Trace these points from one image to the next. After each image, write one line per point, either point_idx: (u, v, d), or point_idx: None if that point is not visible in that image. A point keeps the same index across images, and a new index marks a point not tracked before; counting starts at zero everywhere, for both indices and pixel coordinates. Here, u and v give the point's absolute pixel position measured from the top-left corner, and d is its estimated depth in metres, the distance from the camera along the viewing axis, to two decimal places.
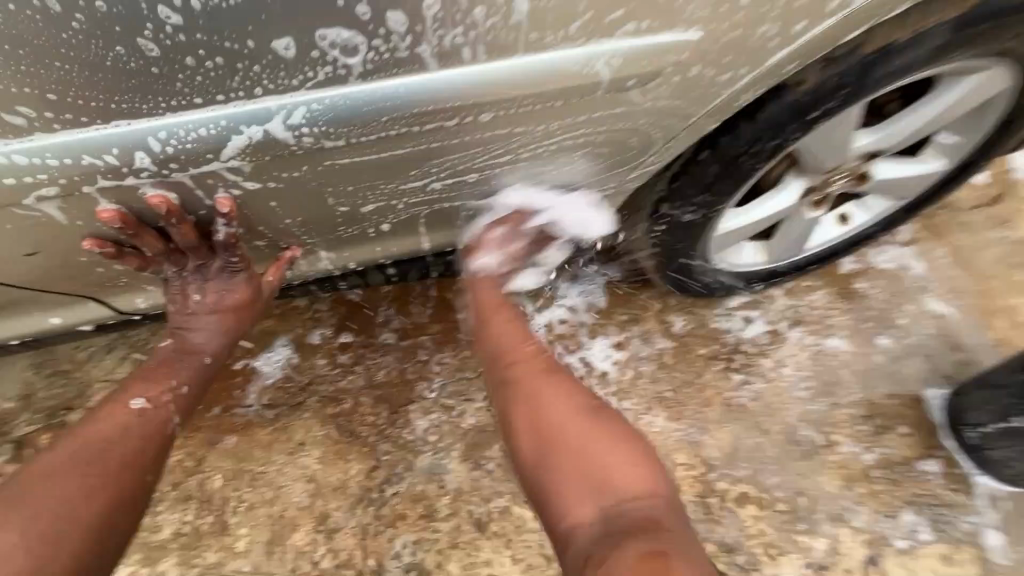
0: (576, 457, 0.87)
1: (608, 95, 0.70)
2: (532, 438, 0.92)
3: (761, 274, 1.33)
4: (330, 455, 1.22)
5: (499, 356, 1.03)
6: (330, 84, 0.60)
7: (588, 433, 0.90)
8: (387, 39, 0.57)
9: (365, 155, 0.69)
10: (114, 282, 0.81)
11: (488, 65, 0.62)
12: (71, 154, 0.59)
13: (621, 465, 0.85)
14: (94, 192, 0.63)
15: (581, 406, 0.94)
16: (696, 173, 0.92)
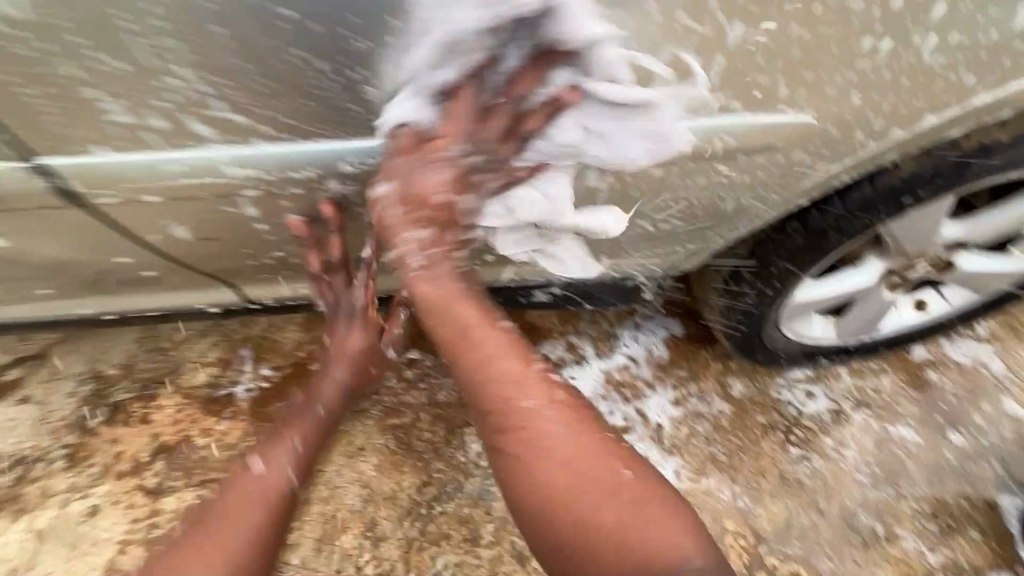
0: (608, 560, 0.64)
1: (719, 162, 0.76)
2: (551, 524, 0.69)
3: (829, 350, 1.33)
4: (386, 464, 1.27)
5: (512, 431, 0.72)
6: (471, 137, 0.68)
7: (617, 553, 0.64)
8: (541, 106, 0.67)
9: (493, 194, 0.78)
10: (247, 272, 0.91)
11: (611, 133, 0.70)
12: (279, 168, 0.71)
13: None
14: (287, 202, 0.76)
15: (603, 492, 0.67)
16: (781, 242, 0.96)
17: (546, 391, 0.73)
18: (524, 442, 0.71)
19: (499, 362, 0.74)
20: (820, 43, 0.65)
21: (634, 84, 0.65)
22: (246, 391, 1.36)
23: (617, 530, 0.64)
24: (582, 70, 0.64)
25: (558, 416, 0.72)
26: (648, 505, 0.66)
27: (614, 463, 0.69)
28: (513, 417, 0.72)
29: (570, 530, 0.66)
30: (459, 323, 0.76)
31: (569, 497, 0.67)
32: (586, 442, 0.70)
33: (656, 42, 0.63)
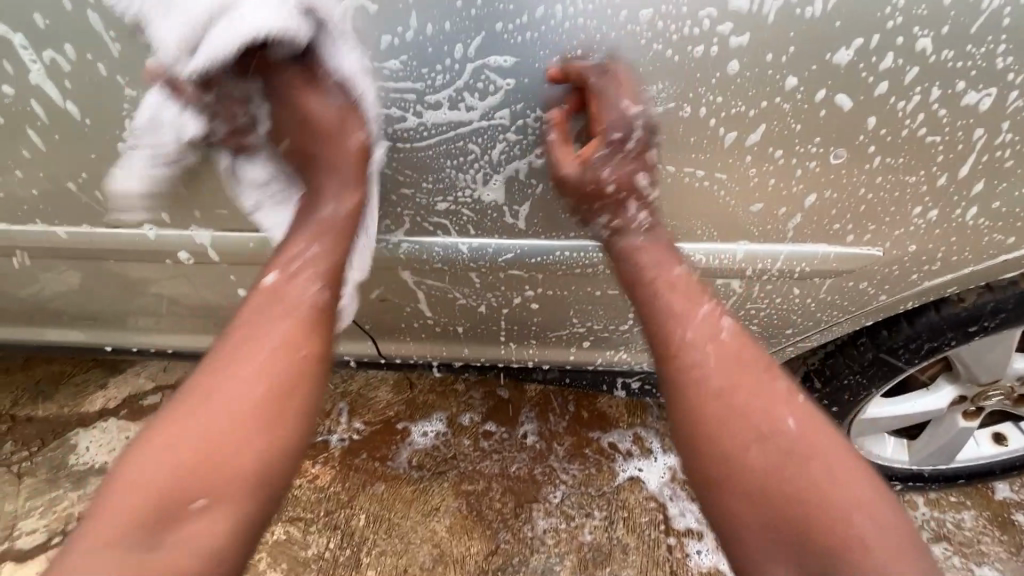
0: (740, 421, 0.69)
1: (800, 281, 0.90)
2: (710, 406, 0.70)
3: (903, 473, 1.33)
4: (457, 528, 1.35)
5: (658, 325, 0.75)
6: (598, 234, 0.87)
7: (749, 419, 0.69)
8: None
9: (607, 289, 0.95)
10: (402, 330, 1.06)
11: (707, 244, 0.86)
12: (457, 247, 0.90)
13: (810, 463, 0.66)
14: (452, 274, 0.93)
15: (758, 378, 0.72)
16: (853, 354, 1.05)
17: (724, 333, 0.74)
18: (690, 376, 0.72)
19: (674, 309, 0.75)
20: (888, 202, 0.79)
21: (732, 216, 0.82)
22: (338, 441, 1.49)
23: (777, 457, 0.67)
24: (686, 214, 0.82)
25: (733, 358, 0.73)
26: (816, 454, 0.67)
27: (790, 410, 0.70)
28: (681, 359, 0.73)
29: (723, 449, 0.69)
30: (673, 300, 0.75)
31: (733, 428, 0.69)
32: (764, 392, 0.71)
33: (753, 195, 0.79)
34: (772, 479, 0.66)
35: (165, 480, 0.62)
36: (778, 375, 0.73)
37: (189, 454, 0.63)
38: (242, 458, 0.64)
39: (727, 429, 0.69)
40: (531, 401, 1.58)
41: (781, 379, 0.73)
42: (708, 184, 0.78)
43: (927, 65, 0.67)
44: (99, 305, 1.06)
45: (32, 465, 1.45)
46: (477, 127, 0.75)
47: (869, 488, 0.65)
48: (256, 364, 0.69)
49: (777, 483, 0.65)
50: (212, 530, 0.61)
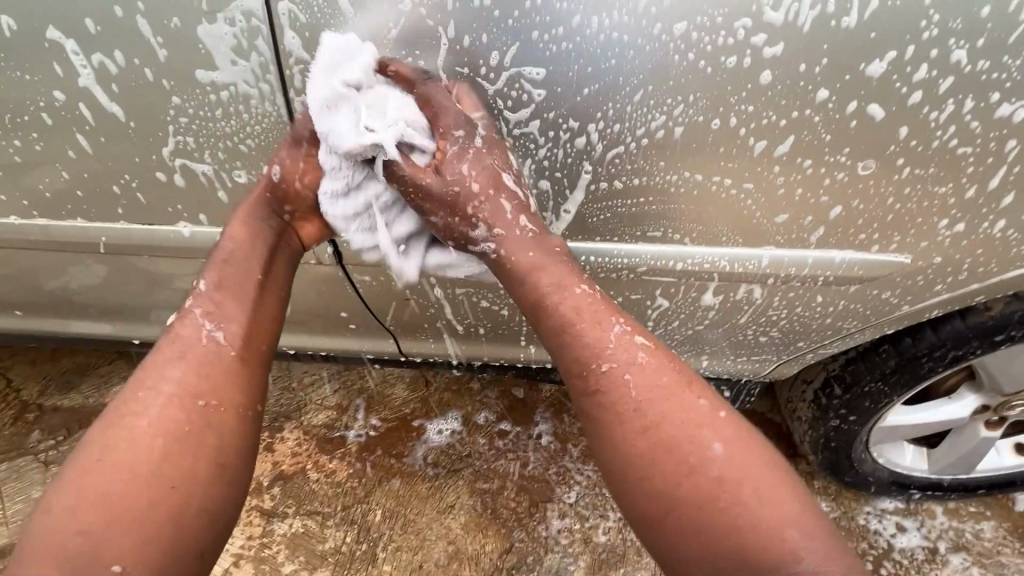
0: (659, 455, 0.67)
1: (825, 288, 0.89)
2: (633, 443, 0.68)
3: (921, 482, 1.32)
4: (472, 525, 1.36)
5: (581, 349, 0.73)
6: (620, 238, 0.87)
7: (669, 445, 0.67)
8: (676, 236, 0.85)
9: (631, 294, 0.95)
10: (425, 329, 1.08)
11: (732, 249, 0.86)
12: None
13: (745, 484, 0.64)
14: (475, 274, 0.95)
15: (670, 395, 0.70)
16: (875, 361, 1.04)
17: (640, 357, 0.73)
18: (607, 407, 0.71)
19: (591, 325, 0.74)
20: (917, 213, 0.79)
21: (758, 224, 0.82)
22: (356, 437, 1.51)
23: (690, 472, 0.65)
24: (711, 220, 0.83)
25: (641, 382, 0.71)
26: (725, 470, 0.65)
27: (704, 434, 0.68)
28: (596, 382, 0.72)
29: (634, 464, 0.68)
30: (565, 297, 0.75)
31: (650, 442, 0.68)
32: (679, 409, 0.69)
33: (779, 204, 0.80)
34: (679, 491, 0.65)
35: (104, 506, 0.60)
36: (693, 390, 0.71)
37: (127, 476, 0.63)
38: (187, 464, 0.65)
39: (648, 464, 0.67)
40: (546, 402, 1.59)
41: (705, 399, 0.71)
42: (735, 191, 0.79)
43: (962, 78, 0.67)
44: (130, 300, 1.09)
45: (58, 454, 1.48)
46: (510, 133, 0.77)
47: (786, 497, 0.64)
48: (172, 391, 0.70)
49: (689, 499, 0.64)
50: (187, 521, 0.63)
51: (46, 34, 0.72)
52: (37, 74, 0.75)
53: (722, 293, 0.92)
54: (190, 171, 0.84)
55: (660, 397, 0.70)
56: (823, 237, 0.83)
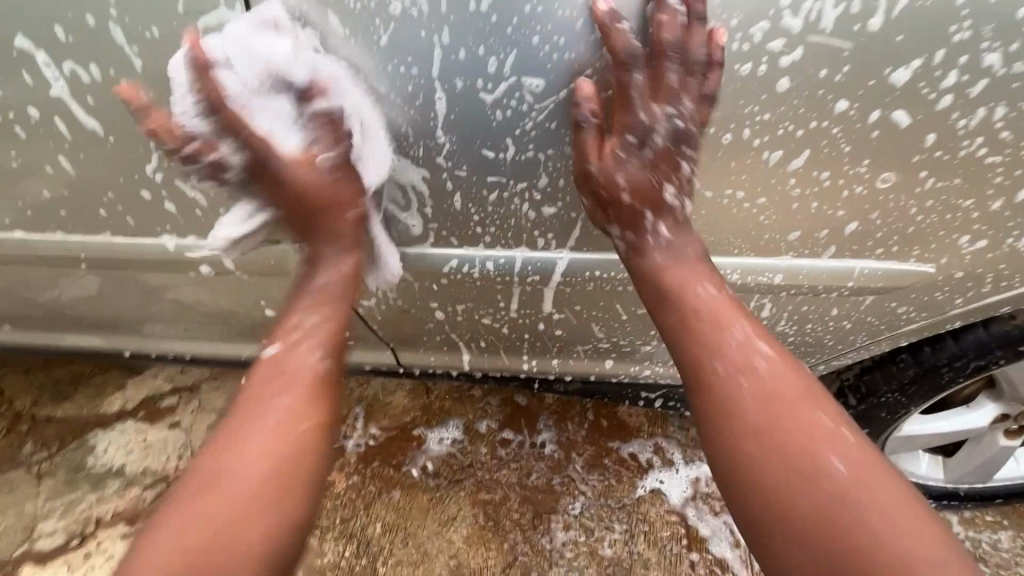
0: (820, 473, 0.61)
1: (841, 300, 0.85)
2: (784, 448, 0.63)
3: (936, 491, 1.28)
4: (474, 538, 1.33)
5: (710, 341, 0.70)
6: None
7: (820, 454, 0.62)
8: None
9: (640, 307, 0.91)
10: (423, 341, 1.04)
11: (744, 260, 0.81)
12: (483, 259, 0.87)
13: (910, 524, 0.57)
14: (476, 286, 0.91)
15: (817, 404, 0.66)
16: (892, 371, 1.00)
17: (818, 412, 0.65)
18: (750, 406, 0.66)
19: (720, 337, 0.70)
20: (939, 225, 0.75)
21: (772, 235, 0.78)
22: (355, 447, 1.47)
23: (865, 517, 0.58)
24: (722, 231, 0.78)
25: (788, 381, 0.68)
26: (898, 524, 0.57)
27: (876, 485, 0.60)
28: (744, 375, 0.67)
29: (793, 516, 0.60)
30: (676, 276, 0.73)
31: (805, 476, 0.61)
32: (854, 460, 0.62)
33: (793, 215, 0.75)
34: (814, 521, 0.59)
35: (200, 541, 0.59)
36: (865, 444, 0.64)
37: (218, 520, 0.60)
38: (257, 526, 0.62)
39: (809, 476, 0.61)
40: (549, 409, 1.55)
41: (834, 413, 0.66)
42: (747, 203, 0.74)
43: (993, 83, 0.63)
44: (118, 312, 1.06)
45: (51, 466, 1.45)
46: (510, 146, 0.73)
47: (925, 533, 0.57)
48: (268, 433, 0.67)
49: (855, 553, 0.56)
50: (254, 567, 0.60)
51: (22, 45, 0.68)
52: (14, 87, 0.72)
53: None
54: (176, 186, 0.80)
55: (808, 398, 0.67)
56: (840, 248, 0.78)
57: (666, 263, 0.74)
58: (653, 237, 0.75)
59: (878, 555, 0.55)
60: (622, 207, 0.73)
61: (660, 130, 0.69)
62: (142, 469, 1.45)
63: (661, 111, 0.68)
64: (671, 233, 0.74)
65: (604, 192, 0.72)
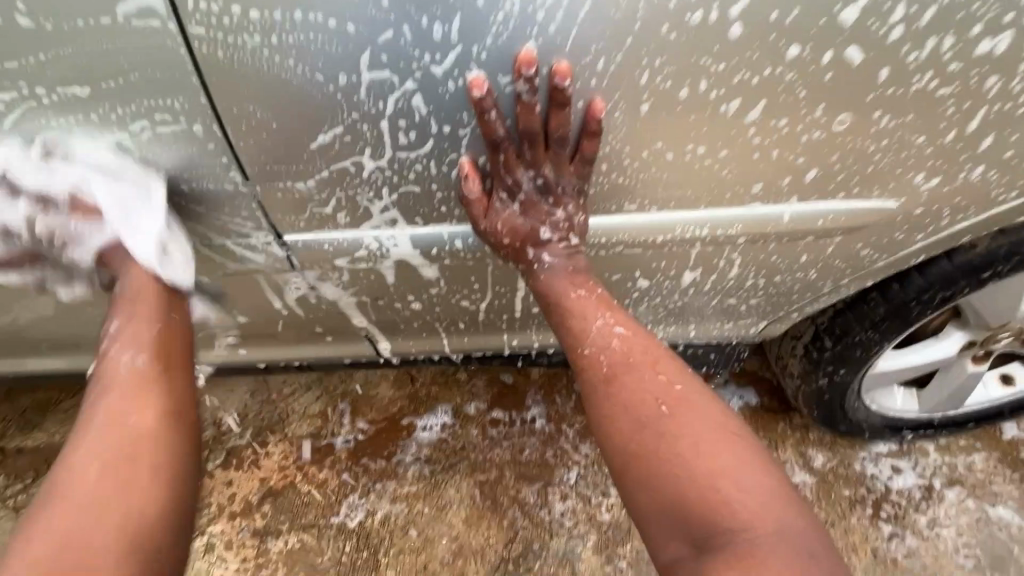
0: (659, 420, 0.66)
1: (810, 245, 0.86)
2: (623, 397, 0.69)
3: (912, 422, 1.34)
4: (473, 518, 1.33)
5: (567, 312, 0.79)
6: (606, 211, 0.81)
7: (657, 400, 0.68)
8: (655, 205, 0.80)
9: (616, 272, 0.90)
10: (400, 328, 1.02)
11: (715, 212, 0.81)
12: (451, 238, 0.85)
13: (712, 450, 0.62)
14: (449, 266, 0.89)
15: (667, 364, 0.72)
16: (865, 311, 1.03)
17: (676, 388, 0.69)
18: (592, 364, 0.74)
19: (572, 313, 0.78)
20: (897, 164, 0.75)
21: (739, 188, 0.78)
22: (344, 443, 1.46)
23: (711, 476, 0.60)
24: (685, 189, 0.77)
25: (637, 343, 0.74)
26: (744, 487, 0.59)
27: (731, 447, 0.62)
28: (593, 339, 0.76)
29: (653, 482, 0.62)
30: (557, 284, 0.80)
31: (637, 416, 0.67)
32: (705, 426, 0.64)
33: (757, 164, 0.75)
34: (651, 463, 0.63)
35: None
36: (728, 414, 0.67)
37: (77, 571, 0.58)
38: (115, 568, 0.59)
39: (639, 417, 0.67)
40: (536, 384, 1.55)
41: (674, 369, 0.71)
42: (709, 158, 0.74)
43: (942, 12, 0.62)
44: (78, 332, 1.01)
45: (28, 498, 1.40)
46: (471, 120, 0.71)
47: (739, 459, 0.61)
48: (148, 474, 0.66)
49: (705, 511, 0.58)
50: None
51: None
52: None
53: (704, 263, 0.88)
54: None
55: (659, 358, 0.73)
56: (805, 193, 0.79)
57: (546, 282, 0.81)
58: (537, 269, 0.81)
59: (690, 481, 0.60)
60: (506, 248, 0.81)
61: (526, 190, 0.77)
62: None
63: (525, 175, 0.76)
64: (554, 261, 0.81)
65: (492, 239, 0.80)
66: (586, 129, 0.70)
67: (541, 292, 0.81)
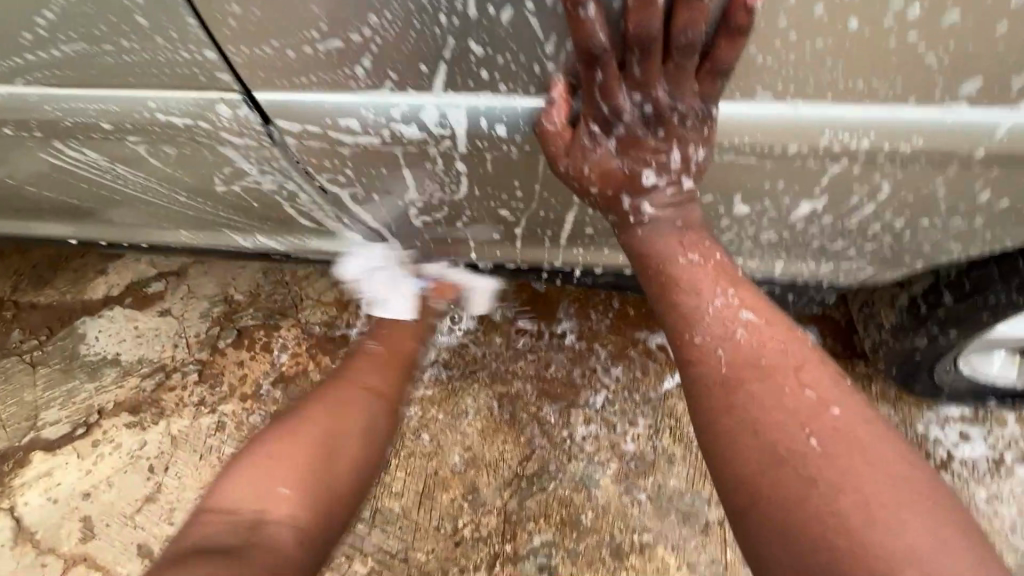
0: (805, 451, 0.53)
1: (999, 175, 0.60)
2: (753, 413, 0.56)
3: (1004, 392, 1.15)
4: (488, 430, 1.26)
5: (677, 286, 0.64)
6: (735, 93, 0.56)
7: (801, 424, 0.54)
8: (799, 91, 0.54)
9: (712, 188, 0.67)
10: (420, 228, 0.83)
11: (878, 110, 0.55)
12: (488, 119, 0.61)
13: (880, 505, 0.48)
14: (488, 159, 0.67)
15: (815, 376, 0.58)
16: (1017, 267, 0.79)
17: (830, 411, 0.55)
18: (708, 359, 0.61)
19: (687, 290, 0.64)
20: None
21: (935, 77, 0.52)
22: (359, 336, 1.36)
23: (883, 546, 0.46)
24: (847, 72, 0.52)
25: (775, 342, 0.60)
26: (930, 564, 0.45)
27: (915, 512, 0.48)
28: (715, 328, 0.61)
29: (795, 534, 0.50)
30: (661, 246, 0.65)
31: (771, 440, 0.54)
32: (875, 473, 0.50)
33: (981, 40, 0.48)
34: (787, 505, 0.51)
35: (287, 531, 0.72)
36: (907, 459, 0.52)
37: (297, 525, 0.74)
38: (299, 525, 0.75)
39: (775, 441, 0.54)
40: (570, 296, 1.40)
41: (824, 384, 0.57)
42: (912, 23, 0.48)
43: None
44: (47, 194, 0.87)
45: (44, 354, 1.37)
46: None
47: (919, 523, 0.47)
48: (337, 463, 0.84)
49: None
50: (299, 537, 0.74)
51: None
52: None
53: (834, 189, 0.65)
54: None
55: (806, 368, 0.58)
56: None
57: (648, 239, 0.66)
58: (633, 221, 0.66)
59: (849, 542, 0.47)
60: (595, 197, 0.66)
61: (627, 119, 0.59)
62: (137, 358, 1.36)
63: (629, 98, 0.57)
64: (656, 213, 0.65)
65: (576, 184, 0.64)
66: (724, 25, 0.49)
67: (649, 260, 0.66)
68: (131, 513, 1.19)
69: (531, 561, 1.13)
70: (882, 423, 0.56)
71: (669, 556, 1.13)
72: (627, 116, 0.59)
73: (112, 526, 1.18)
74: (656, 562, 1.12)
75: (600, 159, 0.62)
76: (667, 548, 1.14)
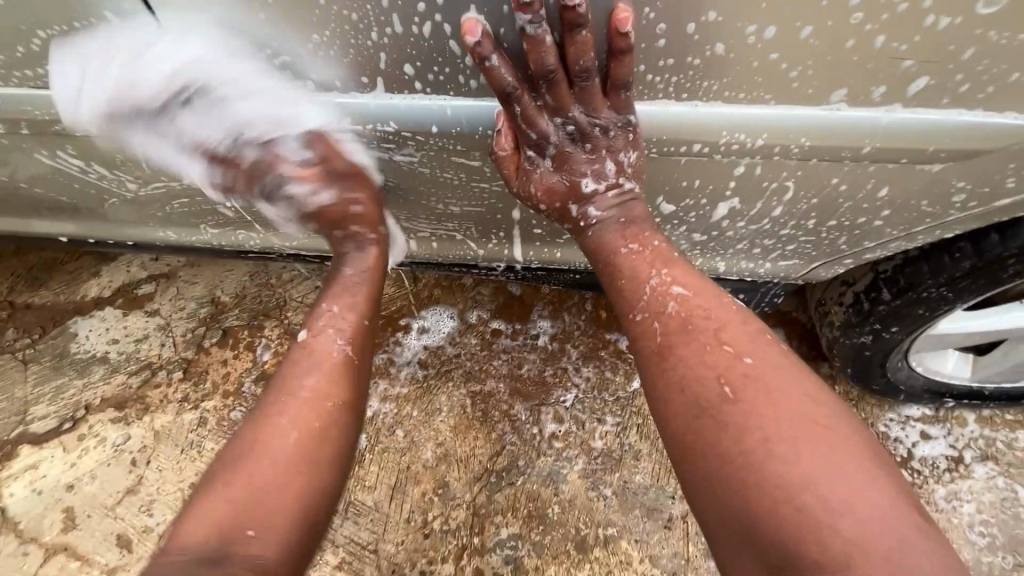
0: (724, 404, 0.56)
1: (888, 175, 0.66)
2: (682, 375, 0.59)
3: (957, 391, 1.19)
4: (460, 427, 1.29)
5: (620, 274, 0.69)
6: (650, 98, 0.62)
7: (721, 379, 0.57)
8: (696, 96, 0.60)
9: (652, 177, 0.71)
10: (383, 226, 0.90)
11: (771, 110, 0.61)
12: (425, 124, 0.67)
13: (786, 447, 0.51)
14: (432, 160, 0.73)
15: (736, 334, 0.60)
16: (946, 264, 0.84)
17: (744, 363, 0.58)
18: (646, 334, 0.64)
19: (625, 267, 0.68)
20: None
21: (812, 86, 0.58)
22: None
23: (783, 483, 0.49)
24: (732, 80, 0.58)
25: (708, 307, 0.63)
26: (832, 498, 0.48)
27: (811, 447, 0.51)
28: (649, 302, 0.65)
29: (719, 484, 0.53)
30: (608, 243, 0.70)
31: (696, 398, 0.57)
32: (778, 415, 0.53)
33: (841, 54, 0.55)
34: (711, 457, 0.54)
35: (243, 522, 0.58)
36: (816, 401, 0.55)
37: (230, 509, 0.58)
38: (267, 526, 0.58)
39: (698, 398, 0.57)
40: (545, 299, 1.45)
41: (745, 341, 0.60)
42: (773, 42, 0.54)
43: None
44: (37, 194, 0.93)
45: (35, 353, 1.42)
46: None
47: (821, 458, 0.50)
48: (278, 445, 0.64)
49: (776, 530, 0.48)
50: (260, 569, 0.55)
51: None
52: None
53: (745, 188, 0.70)
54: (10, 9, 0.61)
55: (730, 328, 0.61)
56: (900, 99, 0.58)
57: (597, 239, 0.71)
58: (584, 226, 0.73)
59: (763, 487, 0.50)
60: (548, 211, 0.74)
61: (556, 140, 0.67)
62: (124, 356, 1.41)
63: (552, 122, 0.65)
64: (602, 215, 0.71)
65: (528, 203, 0.73)
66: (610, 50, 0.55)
67: (601, 254, 0.71)
68: (112, 505, 1.23)
69: (498, 553, 1.16)
70: (801, 369, 0.58)
71: (633, 549, 1.15)
72: (553, 136, 0.67)
73: (93, 517, 1.22)
74: (620, 555, 1.15)
75: (545, 174, 0.71)
76: (631, 542, 1.16)
